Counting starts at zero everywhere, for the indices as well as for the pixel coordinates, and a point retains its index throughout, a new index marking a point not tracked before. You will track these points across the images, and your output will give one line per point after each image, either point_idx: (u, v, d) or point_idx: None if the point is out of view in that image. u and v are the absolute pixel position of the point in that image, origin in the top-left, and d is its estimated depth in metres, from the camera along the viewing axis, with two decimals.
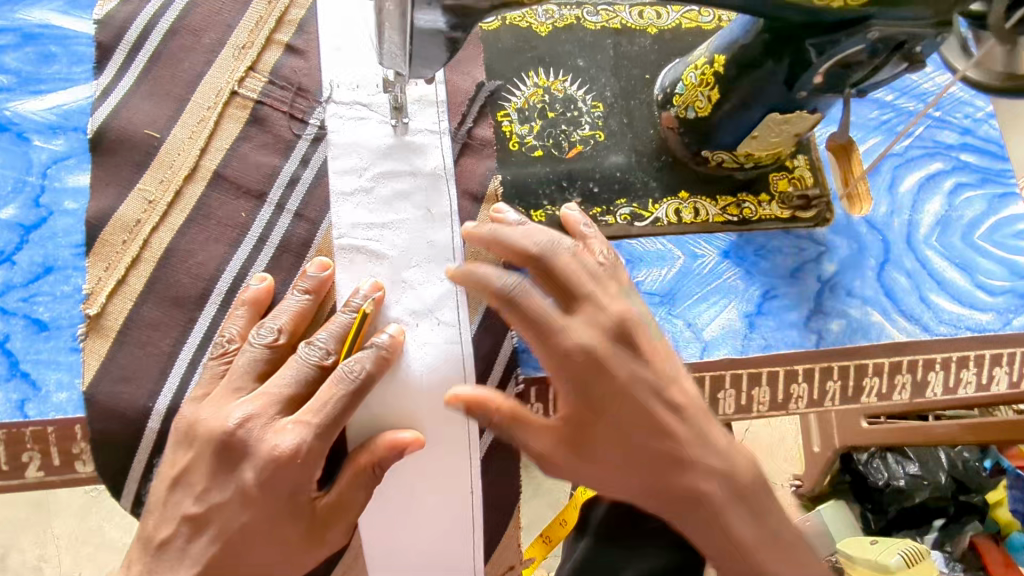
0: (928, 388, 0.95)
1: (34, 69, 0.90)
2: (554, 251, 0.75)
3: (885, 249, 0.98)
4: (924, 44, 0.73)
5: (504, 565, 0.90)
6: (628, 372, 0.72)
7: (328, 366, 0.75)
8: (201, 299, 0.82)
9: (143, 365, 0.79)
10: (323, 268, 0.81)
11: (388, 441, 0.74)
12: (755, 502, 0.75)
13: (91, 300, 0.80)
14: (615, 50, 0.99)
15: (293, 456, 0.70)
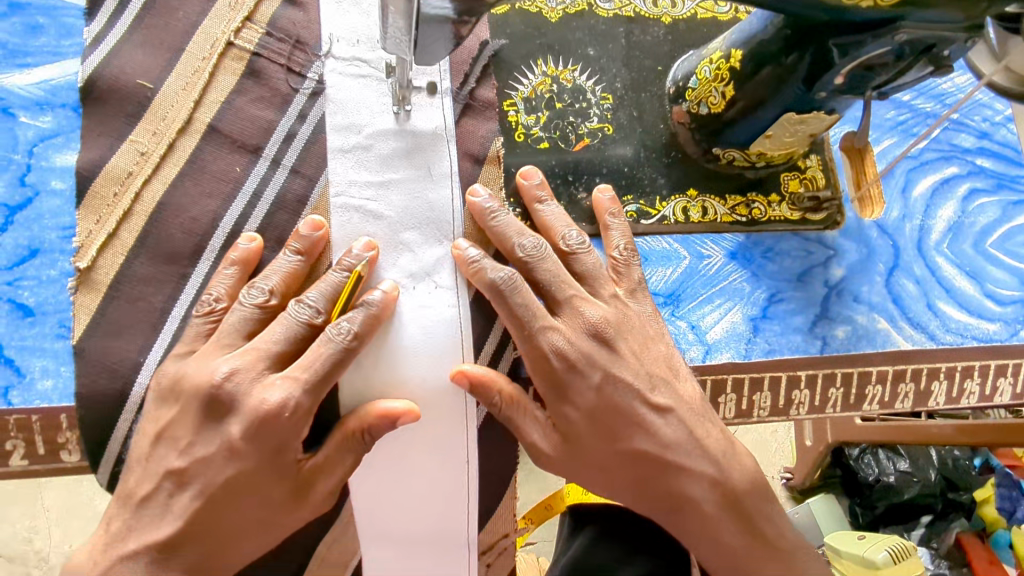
0: (931, 397, 0.93)
1: (21, 40, 0.86)
2: (541, 257, 0.78)
3: (895, 254, 0.96)
4: (952, 48, 0.69)
5: (498, 532, 0.87)
6: (608, 378, 0.76)
7: (317, 325, 0.73)
8: (194, 255, 0.80)
9: (135, 319, 0.78)
10: (315, 228, 0.77)
11: (379, 409, 0.71)
12: (748, 508, 0.80)
13: (81, 254, 0.78)
14: (628, 39, 0.95)
15: (280, 410, 0.69)
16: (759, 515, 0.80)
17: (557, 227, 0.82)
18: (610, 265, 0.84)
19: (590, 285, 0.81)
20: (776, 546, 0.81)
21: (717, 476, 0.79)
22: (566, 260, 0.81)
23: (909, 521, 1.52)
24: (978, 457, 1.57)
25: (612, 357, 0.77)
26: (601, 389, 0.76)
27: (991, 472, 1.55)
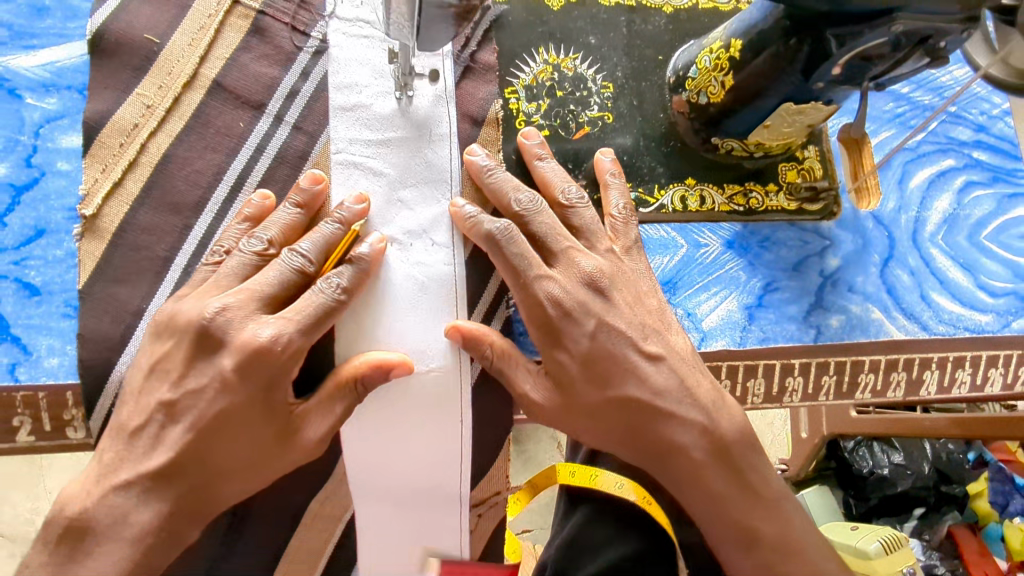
0: (923, 387, 0.94)
1: (28, 22, 0.86)
2: (537, 210, 0.80)
3: (890, 246, 0.97)
4: (948, 39, 0.69)
5: (491, 490, 0.87)
6: (602, 326, 0.77)
7: (309, 274, 0.74)
8: (198, 207, 0.82)
9: (138, 267, 0.79)
10: (314, 182, 0.78)
11: (372, 359, 0.74)
12: (737, 458, 0.79)
13: (87, 201, 0.80)
14: (629, 28, 0.96)
15: (273, 347, 0.69)
16: (748, 466, 0.80)
17: (556, 183, 0.84)
18: (609, 223, 0.85)
19: (588, 240, 0.82)
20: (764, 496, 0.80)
21: (707, 423, 0.78)
22: (564, 212, 0.83)
23: (902, 513, 1.53)
24: (973, 451, 1.59)
25: (606, 307, 0.78)
26: (596, 336, 0.77)
27: (984, 466, 1.58)
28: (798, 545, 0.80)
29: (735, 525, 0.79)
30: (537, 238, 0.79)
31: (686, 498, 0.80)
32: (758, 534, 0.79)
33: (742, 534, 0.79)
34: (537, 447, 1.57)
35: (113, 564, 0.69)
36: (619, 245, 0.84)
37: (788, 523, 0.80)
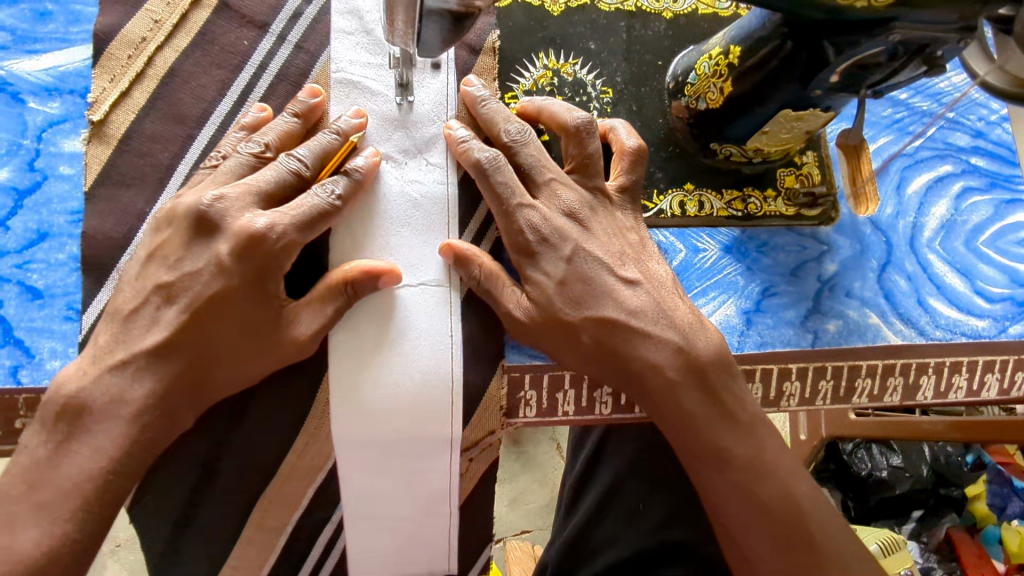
0: (919, 391, 0.94)
1: (30, 26, 0.87)
2: (525, 141, 0.82)
3: (888, 251, 0.97)
4: (946, 48, 0.70)
5: (485, 429, 0.85)
6: (580, 251, 0.79)
7: (305, 178, 0.76)
8: (200, 119, 0.84)
9: (142, 172, 0.82)
10: (313, 95, 0.80)
11: (363, 265, 0.75)
12: (708, 376, 0.79)
13: (95, 108, 0.83)
14: (629, 33, 0.96)
15: (266, 235, 0.71)
16: (722, 388, 0.79)
17: (560, 113, 0.83)
18: (625, 160, 0.85)
19: (581, 174, 0.83)
20: (738, 418, 0.78)
21: (678, 347, 0.78)
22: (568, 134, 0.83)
23: (901, 515, 1.55)
24: (971, 453, 1.58)
25: (583, 234, 0.80)
26: (572, 260, 0.78)
27: (983, 469, 1.56)
28: (769, 460, 0.77)
29: (705, 439, 0.77)
30: (524, 169, 0.81)
31: (661, 424, 0.79)
32: (731, 453, 0.76)
33: (711, 450, 0.77)
34: (537, 447, 1.59)
35: (111, 439, 0.69)
36: (616, 181, 0.85)
37: (759, 441, 0.78)
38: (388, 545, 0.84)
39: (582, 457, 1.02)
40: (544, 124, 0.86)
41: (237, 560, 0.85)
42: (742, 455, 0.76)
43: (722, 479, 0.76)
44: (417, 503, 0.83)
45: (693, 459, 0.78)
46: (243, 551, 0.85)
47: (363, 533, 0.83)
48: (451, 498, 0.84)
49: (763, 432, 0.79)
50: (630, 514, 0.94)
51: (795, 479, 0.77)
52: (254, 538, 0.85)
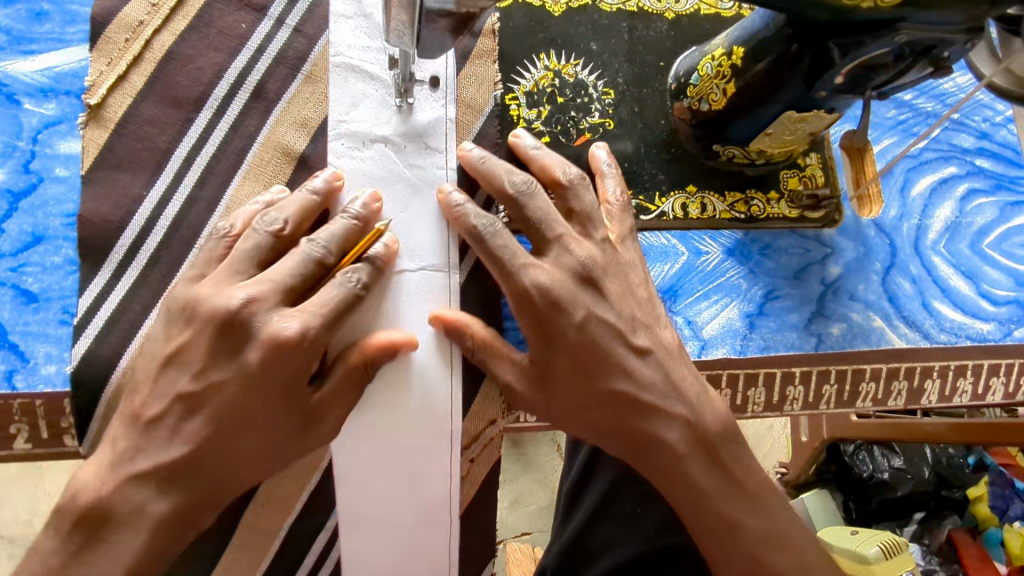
0: (923, 395, 0.94)
1: (25, 27, 0.86)
2: (530, 194, 0.78)
3: (892, 254, 0.97)
4: (952, 49, 0.69)
5: (485, 420, 0.84)
6: (592, 317, 0.75)
7: (327, 265, 0.71)
8: (198, 102, 0.84)
9: (140, 157, 0.81)
10: (333, 173, 0.76)
11: (382, 340, 0.73)
12: (716, 453, 0.78)
13: (91, 91, 0.82)
14: (631, 34, 0.95)
15: (298, 339, 0.67)
16: (730, 457, 0.79)
17: (554, 164, 0.82)
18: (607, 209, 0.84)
19: (584, 225, 0.80)
20: (746, 489, 0.79)
21: (688, 426, 0.77)
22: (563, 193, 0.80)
23: (902, 517, 1.54)
24: (972, 455, 1.57)
25: (596, 298, 0.76)
26: (582, 327, 0.74)
27: (984, 471, 1.55)
28: (776, 529, 0.79)
29: (717, 513, 0.77)
30: (529, 225, 0.77)
31: (671, 502, 0.79)
32: (741, 528, 0.77)
33: (722, 526, 0.77)
34: (537, 449, 1.58)
35: None
36: (615, 233, 0.83)
37: (768, 513, 0.79)
38: (387, 558, 0.82)
39: (576, 465, 1.01)
40: (534, 172, 0.83)
41: (229, 563, 0.84)
42: (754, 530, 0.78)
43: (733, 552, 0.77)
44: (416, 511, 0.80)
45: (706, 537, 0.78)
46: (237, 549, 0.84)
47: (357, 540, 0.81)
48: (452, 507, 0.81)
49: (770, 501, 0.80)
50: (624, 517, 0.93)
51: (801, 542, 0.79)
52: (249, 539, 0.84)
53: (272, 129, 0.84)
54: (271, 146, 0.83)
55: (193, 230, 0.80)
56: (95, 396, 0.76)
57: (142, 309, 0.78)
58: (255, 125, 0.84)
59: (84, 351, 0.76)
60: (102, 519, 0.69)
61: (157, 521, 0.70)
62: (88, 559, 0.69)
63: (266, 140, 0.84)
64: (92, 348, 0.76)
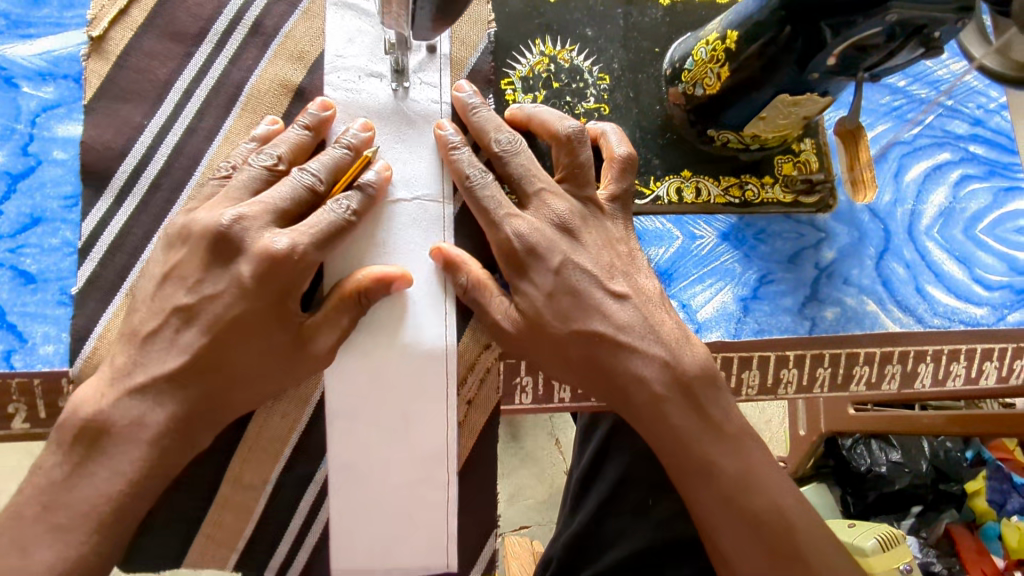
0: (917, 379, 0.94)
1: (24, 10, 0.85)
2: (516, 151, 0.80)
3: (886, 238, 0.97)
4: (944, 28, 0.69)
5: (480, 344, 0.84)
6: (568, 262, 0.78)
7: (319, 193, 0.74)
8: (198, 37, 0.86)
9: (140, 87, 0.83)
10: (324, 107, 0.79)
11: (375, 272, 0.75)
12: (693, 393, 0.78)
13: (94, 24, 0.84)
14: (626, 20, 0.96)
15: (288, 255, 0.70)
16: (710, 402, 0.78)
17: (553, 121, 0.83)
18: (606, 169, 0.84)
19: (573, 182, 0.81)
20: (725, 431, 0.77)
21: (660, 363, 0.78)
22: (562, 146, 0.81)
23: (900, 511, 1.55)
24: (971, 448, 1.59)
25: (572, 245, 0.79)
26: (560, 272, 0.77)
27: (983, 465, 1.57)
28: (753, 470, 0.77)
29: (688, 447, 0.76)
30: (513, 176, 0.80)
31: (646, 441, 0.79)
32: (720, 469, 0.76)
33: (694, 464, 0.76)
34: (534, 441, 1.58)
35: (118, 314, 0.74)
36: (605, 191, 0.84)
37: (748, 459, 0.77)
38: (382, 525, 0.80)
39: (588, 453, 1.01)
40: (533, 130, 0.85)
41: (213, 528, 0.82)
42: (730, 472, 0.76)
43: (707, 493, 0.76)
44: (414, 464, 0.80)
45: (681, 477, 0.77)
46: (222, 504, 0.82)
47: (350, 494, 0.80)
48: (450, 460, 0.81)
49: (751, 447, 0.78)
50: (640, 511, 0.94)
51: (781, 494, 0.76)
52: (233, 494, 0.82)
53: (269, 64, 0.86)
54: (269, 78, 0.86)
55: (193, 159, 0.82)
56: (95, 316, 0.77)
57: (144, 234, 0.80)
58: (252, 59, 0.86)
59: (89, 273, 0.78)
60: (102, 429, 0.69)
61: (158, 431, 0.71)
62: (91, 470, 0.69)
63: (263, 73, 0.86)
64: (96, 270, 0.78)
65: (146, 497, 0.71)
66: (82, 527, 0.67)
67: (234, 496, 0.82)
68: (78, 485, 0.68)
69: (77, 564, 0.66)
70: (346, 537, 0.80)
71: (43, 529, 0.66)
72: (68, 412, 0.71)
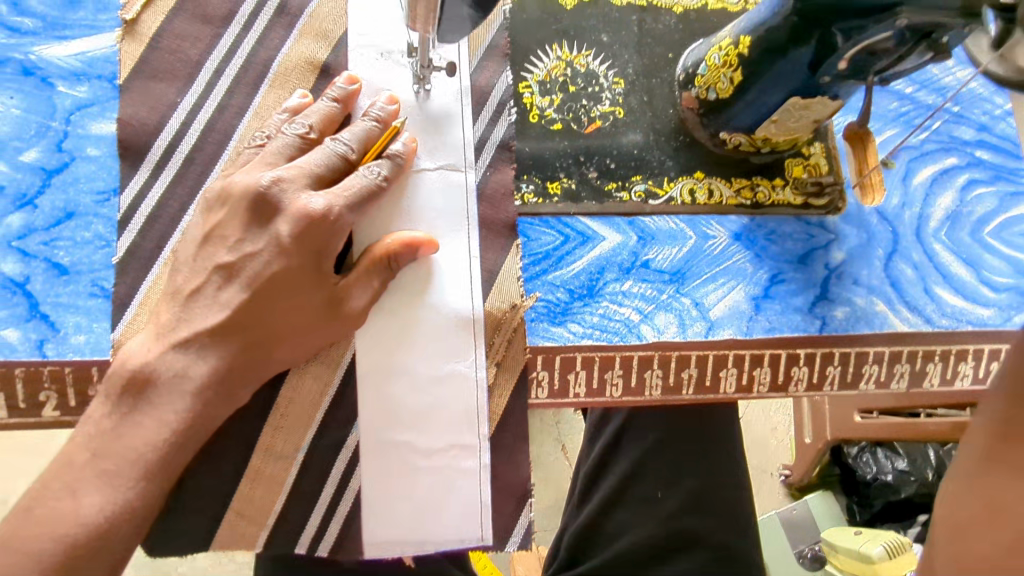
0: (925, 378, 0.96)
1: (60, 13, 0.87)
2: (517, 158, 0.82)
3: (894, 241, 0.99)
4: (951, 34, 0.72)
5: (507, 301, 0.86)
6: None
7: (352, 161, 0.80)
8: (226, 18, 0.89)
9: (172, 66, 0.87)
10: (351, 82, 0.84)
11: (402, 237, 0.80)
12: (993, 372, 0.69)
13: (127, 8, 0.88)
14: (640, 27, 0.98)
15: (324, 215, 0.75)
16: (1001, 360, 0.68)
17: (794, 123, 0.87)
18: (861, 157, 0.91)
19: None
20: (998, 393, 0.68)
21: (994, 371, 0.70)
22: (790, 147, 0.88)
23: (907, 519, 1.55)
24: None
25: None
26: None
27: None
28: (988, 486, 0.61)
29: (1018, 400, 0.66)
30: None
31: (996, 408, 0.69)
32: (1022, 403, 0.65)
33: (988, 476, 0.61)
34: (542, 448, 1.60)
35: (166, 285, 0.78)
36: None
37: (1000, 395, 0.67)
38: (403, 513, 0.82)
39: (597, 447, 1.09)
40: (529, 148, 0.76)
41: (242, 504, 0.80)
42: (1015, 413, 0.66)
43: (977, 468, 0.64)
44: (446, 431, 0.83)
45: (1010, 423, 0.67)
46: (254, 477, 0.80)
47: (375, 477, 0.81)
48: (480, 418, 0.84)
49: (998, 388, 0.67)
50: (645, 502, 1.05)
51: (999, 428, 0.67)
52: (265, 467, 0.81)
53: (296, 43, 0.90)
54: (295, 56, 0.89)
55: (225, 134, 0.85)
56: (135, 283, 0.80)
57: (180, 205, 0.83)
58: (278, 39, 0.90)
59: (128, 243, 0.81)
60: (148, 380, 0.73)
61: (201, 383, 0.74)
62: (137, 419, 0.72)
63: (289, 51, 0.89)
64: (135, 240, 0.81)
65: (188, 446, 0.74)
66: (130, 473, 0.71)
67: (266, 467, 0.81)
68: (123, 434, 0.72)
69: (125, 508, 0.71)
70: (374, 514, 0.81)
71: (93, 473, 0.71)
72: (120, 362, 0.74)
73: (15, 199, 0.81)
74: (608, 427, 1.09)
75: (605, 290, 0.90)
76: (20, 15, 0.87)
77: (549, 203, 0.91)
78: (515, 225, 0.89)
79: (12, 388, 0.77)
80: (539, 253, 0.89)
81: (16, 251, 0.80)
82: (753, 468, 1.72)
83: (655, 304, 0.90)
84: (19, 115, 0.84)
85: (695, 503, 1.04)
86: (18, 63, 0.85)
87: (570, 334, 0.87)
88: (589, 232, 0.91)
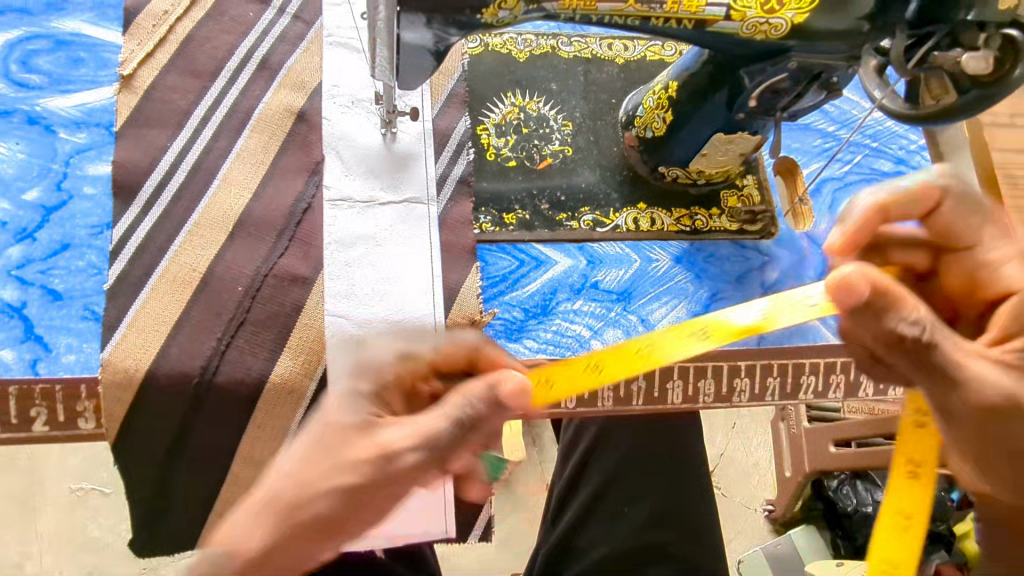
0: (860, 388, 1.04)
1: (64, 71, 0.98)
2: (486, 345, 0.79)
3: (824, 262, 1.08)
4: (838, 74, 0.85)
5: (465, 317, 0.94)
6: None
7: None
8: (214, 73, 1.00)
9: (163, 115, 0.97)
10: None
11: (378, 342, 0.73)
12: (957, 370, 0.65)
13: (124, 65, 0.98)
14: (586, 76, 1.10)
15: None
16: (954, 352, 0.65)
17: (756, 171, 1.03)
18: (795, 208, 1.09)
19: None
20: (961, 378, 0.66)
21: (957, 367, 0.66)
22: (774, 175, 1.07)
23: None
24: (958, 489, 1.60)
25: None
26: None
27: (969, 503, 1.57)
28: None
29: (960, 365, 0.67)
30: None
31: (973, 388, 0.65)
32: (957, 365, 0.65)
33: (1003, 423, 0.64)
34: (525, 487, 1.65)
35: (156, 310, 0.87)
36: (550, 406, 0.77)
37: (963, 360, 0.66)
38: None
39: (571, 464, 1.16)
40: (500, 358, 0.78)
41: None
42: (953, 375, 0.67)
43: (954, 435, 0.66)
44: None
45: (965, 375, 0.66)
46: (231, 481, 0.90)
47: None
48: None
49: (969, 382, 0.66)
50: (614, 518, 1.09)
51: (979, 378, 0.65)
52: (243, 472, 0.91)
53: (275, 93, 1.01)
54: (275, 105, 1.00)
55: (209, 173, 0.95)
56: (124, 307, 0.87)
57: (167, 236, 0.91)
58: (260, 90, 1.01)
59: (119, 271, 0.88)
60: None
61: None
62: None
63: (270, 100, 1.00)
64: (125, 268, 0.88)
65: None
66: None
67: (243, 472, 0.91)
68: None
69: None
70: None
71: None
72: None
73: (15, 233, 0.89)
74: (580, 445, 1.16)
75: (557, 309, 0.98)
76: (28, 72, 0.97)
77: (505, 231, 1.00)
78: (474, 249, 0.98)
79: (6, 405, 0.84)
80: (496, 276, 0.98)
81: (15, 279, 0.87)
82: (737, 504, 1.77)
83: (604, 321, 0.98)
84: (24, 159, 0.93)
85: (661, 518, 1.07)
86: (25, 114, 0.95)
87: (525, 349, 0.95)
88: (543, 257, 1.00)
